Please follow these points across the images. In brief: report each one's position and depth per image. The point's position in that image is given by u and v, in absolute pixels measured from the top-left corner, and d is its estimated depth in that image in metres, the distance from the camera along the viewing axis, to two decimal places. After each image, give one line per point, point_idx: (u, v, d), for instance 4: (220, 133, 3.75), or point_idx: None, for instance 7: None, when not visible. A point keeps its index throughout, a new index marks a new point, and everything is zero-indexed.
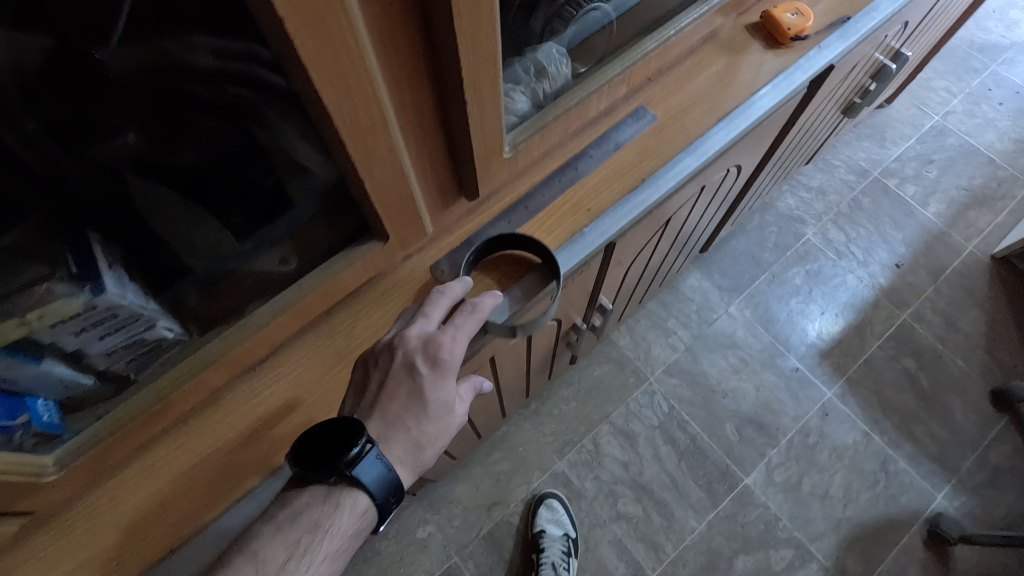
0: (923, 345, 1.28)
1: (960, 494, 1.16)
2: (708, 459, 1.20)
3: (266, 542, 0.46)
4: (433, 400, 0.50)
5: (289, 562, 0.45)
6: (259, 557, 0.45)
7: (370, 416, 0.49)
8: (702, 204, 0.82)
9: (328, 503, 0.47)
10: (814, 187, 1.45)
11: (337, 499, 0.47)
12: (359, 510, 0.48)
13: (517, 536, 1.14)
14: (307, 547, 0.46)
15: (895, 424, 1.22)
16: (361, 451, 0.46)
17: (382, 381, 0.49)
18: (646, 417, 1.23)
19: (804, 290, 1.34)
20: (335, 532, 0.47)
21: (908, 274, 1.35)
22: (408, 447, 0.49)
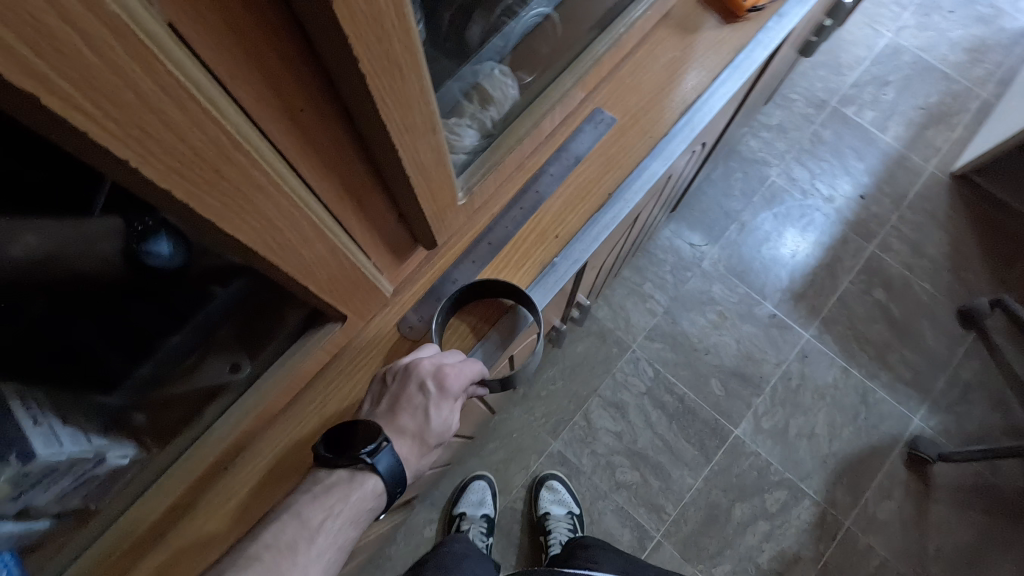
0: (892, 275, 1.31)
1: (935, 413, 1.22)
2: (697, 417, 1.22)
3: (307, 504, 0.43)
4: (440, 417, 0.47)
5: (326, 523, 0.42)
6: (300, 516, 0.42)
7: (384, 420, 0.46)
8: (667, 188, 0.79)
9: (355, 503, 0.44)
10: (775, 126, 1.42)
11: (360, 479, 0.44)
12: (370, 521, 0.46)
13: (524, 513, 1.17)
14: (347, 534, 0.44)
15: (871, 356, 1.26)
16: (375, 451, 0.44)
17: (397, 391, 0.47)
18: (633, 386, 1.24)
19: (774, 235, 1.34)
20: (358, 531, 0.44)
21: (873, 204, 1.36)
22: (414, 448, 0.47)
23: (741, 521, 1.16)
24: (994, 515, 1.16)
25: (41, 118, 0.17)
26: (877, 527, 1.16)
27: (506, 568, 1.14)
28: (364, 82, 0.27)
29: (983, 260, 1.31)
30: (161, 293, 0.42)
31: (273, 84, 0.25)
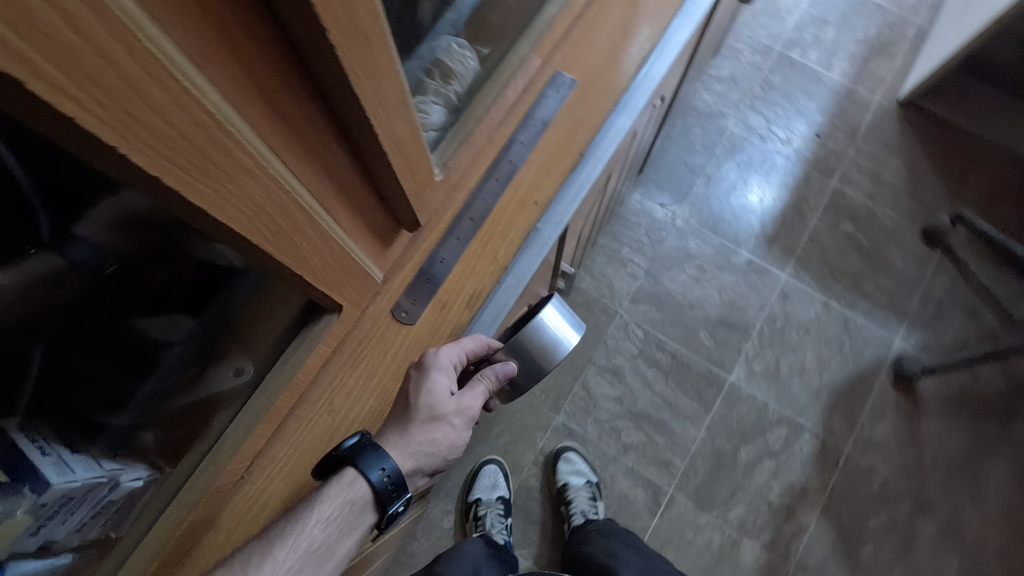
0: (856, 206, 1.35)
1: (914, 332, 1.27)
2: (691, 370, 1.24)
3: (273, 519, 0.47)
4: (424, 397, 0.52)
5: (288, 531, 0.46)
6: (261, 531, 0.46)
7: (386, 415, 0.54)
8: (633, 147, 0.80)
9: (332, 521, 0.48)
10: (725, 78, 1.45)
11: (329, 483, 0.48)
12: (358, 529, 0.50)
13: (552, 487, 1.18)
14: (314, 549, 0.47)
15: (848, 286, 1.30)
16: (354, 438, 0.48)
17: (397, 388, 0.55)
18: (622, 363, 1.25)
19: (740, 184, 1.37)
20: (330, 546, 0.48)
21: (829, 141, 1.40)
22: (401, 431, 0.52)
23: (748, 463, 1.20)
24: (979, 418, 1.22)
25: (30, 104, 0.17)
26: (875, 447, 1.20)
27: (529, 545, 1.15)
28: (331, 48, 0.27)
29: (939, 180, 1.36)
30: (166, 304, 0.45)
31: (243, 64, 0.25)
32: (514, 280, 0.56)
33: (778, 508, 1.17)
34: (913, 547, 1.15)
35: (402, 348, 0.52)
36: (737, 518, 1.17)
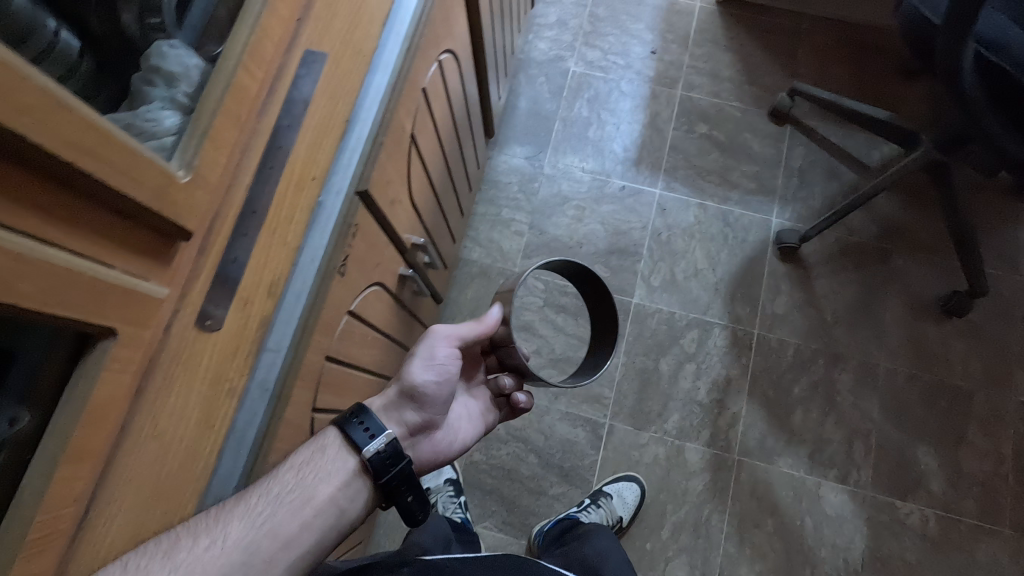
0: (706, 107, 1.41)
1: (786, 207, 1.34)
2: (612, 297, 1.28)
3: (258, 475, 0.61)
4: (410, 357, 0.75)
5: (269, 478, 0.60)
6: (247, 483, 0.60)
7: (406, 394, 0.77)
8: (438, 103, 0.81)
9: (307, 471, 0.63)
10: (553, 23, 1.48)
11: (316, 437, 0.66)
12: (337, 477, 0.64)
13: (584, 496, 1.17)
14: (288, 491, 0.61)
15: (717, 183, 1.36)
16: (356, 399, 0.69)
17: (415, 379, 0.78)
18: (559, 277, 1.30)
19: (594, 118, 1.41)
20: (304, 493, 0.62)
21: (665, 54, 1.45)
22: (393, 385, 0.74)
23: (671, 372, 1.25)
24: (863, 266, 1.30)
25: None
26: (780, 321, 1.27)
27: (491, 514, 1.18)
28: None
29: (772, 60, 1.43)
30: None
31: None
32: (311, 252, 0.60)
33: (709, 405, 1.23)
34: (836, 400, 1.23)
35: (212, 355, 0.52)
36: (675, 426, 1.22)
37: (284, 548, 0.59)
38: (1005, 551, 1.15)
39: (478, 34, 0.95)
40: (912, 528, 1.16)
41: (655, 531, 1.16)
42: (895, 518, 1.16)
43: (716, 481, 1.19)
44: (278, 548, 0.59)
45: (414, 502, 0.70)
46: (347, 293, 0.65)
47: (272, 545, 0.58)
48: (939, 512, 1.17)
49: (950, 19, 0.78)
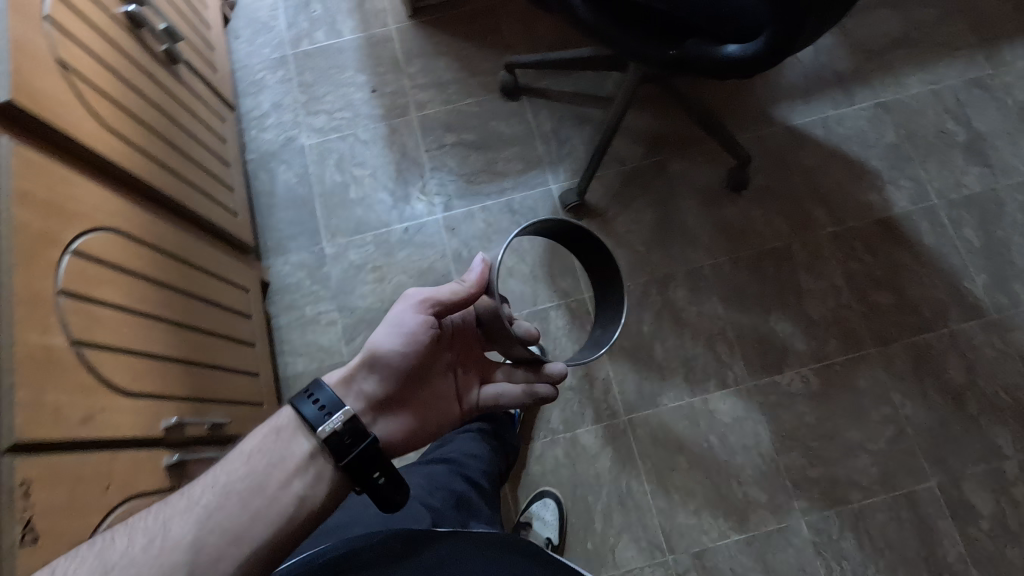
0: (445, 117, 1.41)
1: (558, 169, 1.36)
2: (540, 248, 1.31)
3: (229, 468, 0.61)
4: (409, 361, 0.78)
5: (237, 476, 0.60)
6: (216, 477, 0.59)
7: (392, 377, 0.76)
8: (105, 285, 0.75)
9: (262, 461, 0.62)
10: (269, 108, 1.44)
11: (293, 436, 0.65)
12: (294, 471, 0.62)
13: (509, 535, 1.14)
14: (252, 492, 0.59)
15: (488, 180, 1.37)
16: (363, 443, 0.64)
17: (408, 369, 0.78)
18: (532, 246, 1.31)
19: (350, 178, 1.38)
20: (255, 481, 0.60)
21: (385, 88, 1.44)
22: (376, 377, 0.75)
23: None
24: (648, 187, 1.33)
25: None
26: (602, 273, 1.29)
27: None
28: None
29: (481, 45, 1.45)
30: None
31: None
32: None
33: (580, 383, 1.22)
34: (683, 316, 1.26)
35: None
36: (560, 422, 1.20)
37: (226, 521, 0.56)
38: (879, 368, 1.21)
39: (136, 186, 0.89)
40: (799, 394, 1.20)
41: (588, 528, 1.14)
42: (781, 394, 1.20)
43: (618, 450, 1.18)
44: (226, 545, 0.55)
45: (389, 486, 0.65)
46: (64, 548, 0.58)
47: (217, 543, 0.55)
48: (814, 366, 1.22)
49: None
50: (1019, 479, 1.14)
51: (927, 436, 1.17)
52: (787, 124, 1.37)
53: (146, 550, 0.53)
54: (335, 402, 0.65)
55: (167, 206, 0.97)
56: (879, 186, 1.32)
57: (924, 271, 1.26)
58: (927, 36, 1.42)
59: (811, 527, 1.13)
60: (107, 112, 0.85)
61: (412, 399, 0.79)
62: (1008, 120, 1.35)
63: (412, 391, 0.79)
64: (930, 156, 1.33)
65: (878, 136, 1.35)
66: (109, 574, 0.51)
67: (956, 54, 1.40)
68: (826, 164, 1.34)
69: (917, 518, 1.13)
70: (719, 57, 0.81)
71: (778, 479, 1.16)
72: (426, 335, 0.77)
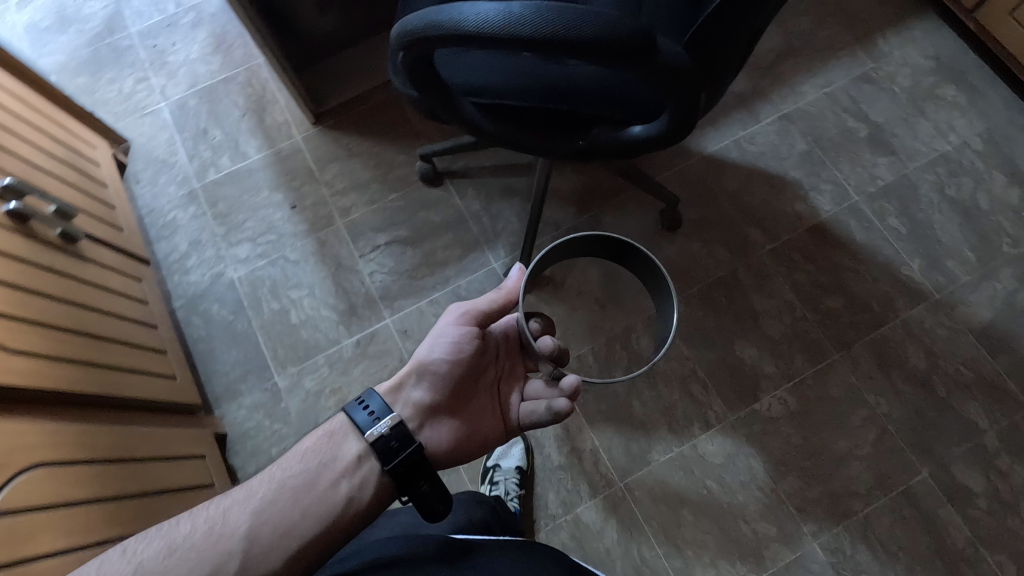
0: (371, 218, 1.38)
1: (496, 246, 1.35)
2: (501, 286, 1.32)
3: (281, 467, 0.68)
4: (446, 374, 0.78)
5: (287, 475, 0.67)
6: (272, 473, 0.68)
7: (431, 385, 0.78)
8: (39, 533, 0.68)
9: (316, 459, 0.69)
10: (188, 248, 1.37)
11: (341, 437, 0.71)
12: (344, 473, 0.69)
13: None
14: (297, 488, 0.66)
15: (429, 272, 1.34)
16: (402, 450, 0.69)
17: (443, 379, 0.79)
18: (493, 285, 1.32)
19: (287, 302, 1.32)
20: (306, 479, 0.67)
21: (303, 201, 1.40)
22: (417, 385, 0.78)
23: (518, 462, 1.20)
24: None
25: None
26: (564, 341, 1.27)
27: None
28: None
29: (391, 139, 1.44)
30: None
31: None
32: None
33: (568, 459, 1.20)
34: (653, 366, 1.25)
35: None
36: (558, 505, 1.17)
37: (272, 518, 0.63)
38: (847, 372, 1.24)
39: (46, 400, 0.82)
40: (780, 416, 1.21)
41: None
42: (764, 421, 1.21)
43: (622, 519, 1.16)
44: (275, 539, 0.62)
45: (433, 495, 0.69)
46: None
47: (268, 536, 0.62)
48: (787, 386, 1.23)
49: (421, 83, 0.76)
50: (999, 449, 1.18)
51: (906, 428, 1.20)
52: (704, 153, 1.40)
53: (209, 538, 0.60)
54: (386, 409, 0.71)
55: (89, 404, 0.89)
56: (802, 194, 1.36)
57: (863, 268, 1.30)
58: (809, 43, 1.49)
59: (825, 548, 1.13)
60: (6, 334, 0.79)
61: (458, 409, 0.78)
62: (900, 107, 1.42)
63: (459, 401, 0.78)
64: (840, 157, 1.39)
65: (789, 147, 1.40)
66: (175, 552, 0.59)
67: (838, 55, 1.48)
68: (749, 184, 1.37)
69: (919, 513, 1.14)
70: (628, 137, 0.81)
71: (782, 508, 1.16)
72: (469, 343, 0.78)
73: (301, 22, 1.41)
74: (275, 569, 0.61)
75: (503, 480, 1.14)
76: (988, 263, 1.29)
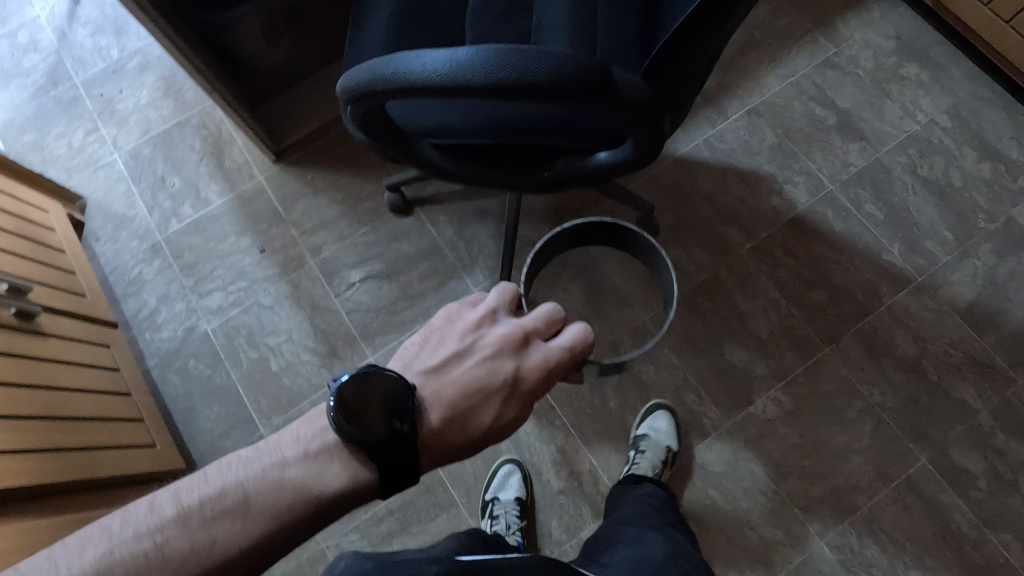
0: (344, 254, 1.35)
1: (474, 271, 1.32)
2: None
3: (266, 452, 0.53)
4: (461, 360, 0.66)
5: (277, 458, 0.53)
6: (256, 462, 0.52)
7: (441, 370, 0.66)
8: None
9: (317, 465, 0.54)
10: (157, 303, 1.33)
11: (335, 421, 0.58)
12: (338, 458, 0.55)
13: None
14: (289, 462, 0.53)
15: (408, 304, 1.31)
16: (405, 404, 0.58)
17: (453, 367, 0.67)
18: None
19: (265, 350, 1.28)
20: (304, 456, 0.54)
21: (272, 243, 1.36)
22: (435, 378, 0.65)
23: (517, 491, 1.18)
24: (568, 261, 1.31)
25: None
26: None
27: None
28: None
29: (356, 171, 1.40)
30: None
31: None
32: None
33: (568, 483, 1.18)
34: (644, 379, 1.24)
35: None
36: (562, 530, 1.15)
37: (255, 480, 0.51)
38: (837, 365, 1.23)
39: (6, 498, 0.78)
40: (776, 417, 1.20)
41: None
42: (760, 423, 1.20)
43: None
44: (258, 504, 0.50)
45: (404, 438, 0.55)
46: None
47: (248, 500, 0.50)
48: (780, 386, 1.22)
49: (377, 129, 0.72)
50: (995, 428, 1.17)
51: (902, 416, 1.19)
52: (675, 156, 1.38)
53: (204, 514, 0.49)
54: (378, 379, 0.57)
55: (55, 496, 0.87)
56: (777, 188, 1.35)
57: (844, 257, 1.30)
58: (769, 33, 1.47)
59: (833, 547, 1.12)
60: None
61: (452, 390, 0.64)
62: (866, 91, 1.41)
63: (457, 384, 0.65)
64: (811, 146, 1.37)
65: (760, 141, 1.38)
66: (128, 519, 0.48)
67: (799, 43, 1.46)
68: (723, 183, 1.36)
69: (922, 502, 1.14)
70: (592, 163, 0.79)
71: (786, 510, 1.15)
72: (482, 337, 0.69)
73: (250, 59, 1.36)
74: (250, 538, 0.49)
75: (503, 514, 1.11)
76: (966, 241, 1.29)
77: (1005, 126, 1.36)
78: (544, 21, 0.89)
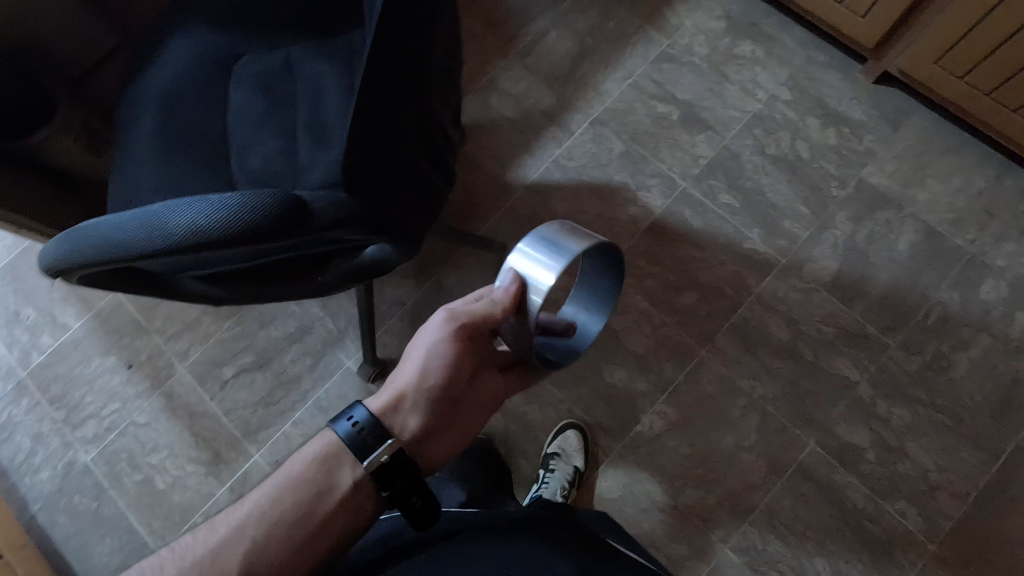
0: (212, 353, 1.31)
1: (345, 345, 1.30)
2: (360, 384, 1.27)
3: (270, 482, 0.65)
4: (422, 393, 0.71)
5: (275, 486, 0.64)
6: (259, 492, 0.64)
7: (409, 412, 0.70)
8: None
9: (306, 480, 0.64)
10: (31, 444, 1.29)
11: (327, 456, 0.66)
12: (326, 471, 0.65)
13: None
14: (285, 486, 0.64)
15: (285, 391, 1.28)
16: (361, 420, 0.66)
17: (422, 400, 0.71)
18: (352, 385, 1.28)
19: (149, 469, 1.25)
20: (297, 480, 0.64)
21: (138, 357, 1.32)
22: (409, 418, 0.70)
23: None
24: None
25: None
26: None
27: None
28: None
29: None
30: None
31: None
32: None
33: None
34: (530, 419, 1.22)
35: None
36: None
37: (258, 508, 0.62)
38: (717, 365, 1.22)
39: None
40: (664, 431, 1.19)
41: None
42: (649, 441, 1.19)
43: None
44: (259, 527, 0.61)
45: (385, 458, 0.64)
46: None
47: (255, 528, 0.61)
48: (663, 399, 1.21)
49: (121, 283, 0.72)
50: (875, 397, 1.17)
51: (785, 404, 1.19)
52: (527, 184, 1.36)
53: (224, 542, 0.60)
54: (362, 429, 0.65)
55: None
56: (632, 197, 1.33)
57: (707, 254, 1.28)
58: (602, 38, 1.45)
59: (737, 550, 1.13)
60: None
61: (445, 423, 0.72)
62: (704, 78, 1.40)
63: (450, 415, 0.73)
64: (659, 146, 1.36)
65: (608, 151, 1.36)
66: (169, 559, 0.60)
67: (633, 42, 1.44)
68: (578, 202, 1.33)
69: (816, 486, 1.14)
70: (362, 260, 0.76)
71: (686, 523, 1.15)
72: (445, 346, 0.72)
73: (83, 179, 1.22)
74: (262, 552, 0.60)
75: None
76: (822, 212, 1.28)
77: (844, 87, 1.35)
78: (303, 117, 0.86)
